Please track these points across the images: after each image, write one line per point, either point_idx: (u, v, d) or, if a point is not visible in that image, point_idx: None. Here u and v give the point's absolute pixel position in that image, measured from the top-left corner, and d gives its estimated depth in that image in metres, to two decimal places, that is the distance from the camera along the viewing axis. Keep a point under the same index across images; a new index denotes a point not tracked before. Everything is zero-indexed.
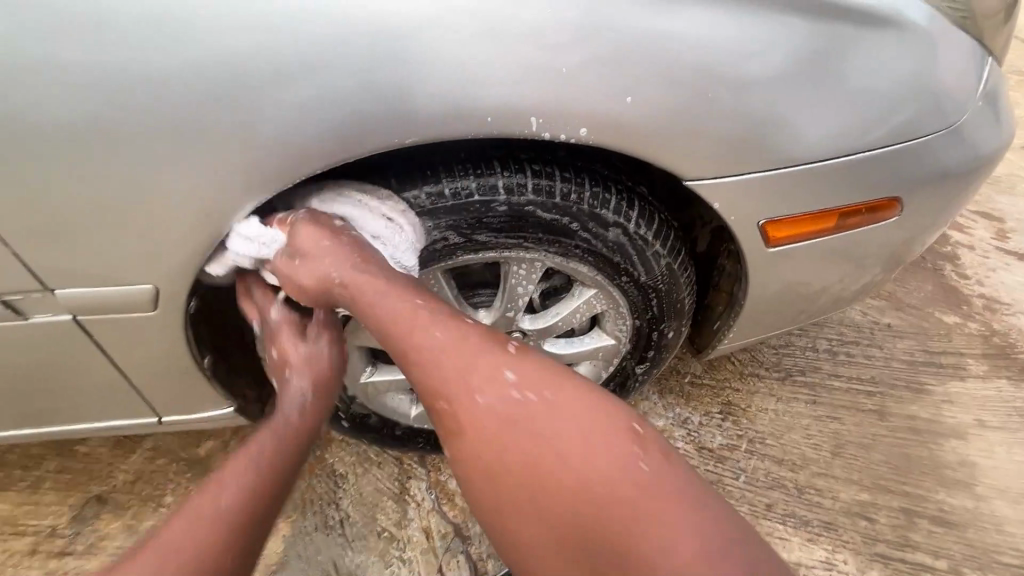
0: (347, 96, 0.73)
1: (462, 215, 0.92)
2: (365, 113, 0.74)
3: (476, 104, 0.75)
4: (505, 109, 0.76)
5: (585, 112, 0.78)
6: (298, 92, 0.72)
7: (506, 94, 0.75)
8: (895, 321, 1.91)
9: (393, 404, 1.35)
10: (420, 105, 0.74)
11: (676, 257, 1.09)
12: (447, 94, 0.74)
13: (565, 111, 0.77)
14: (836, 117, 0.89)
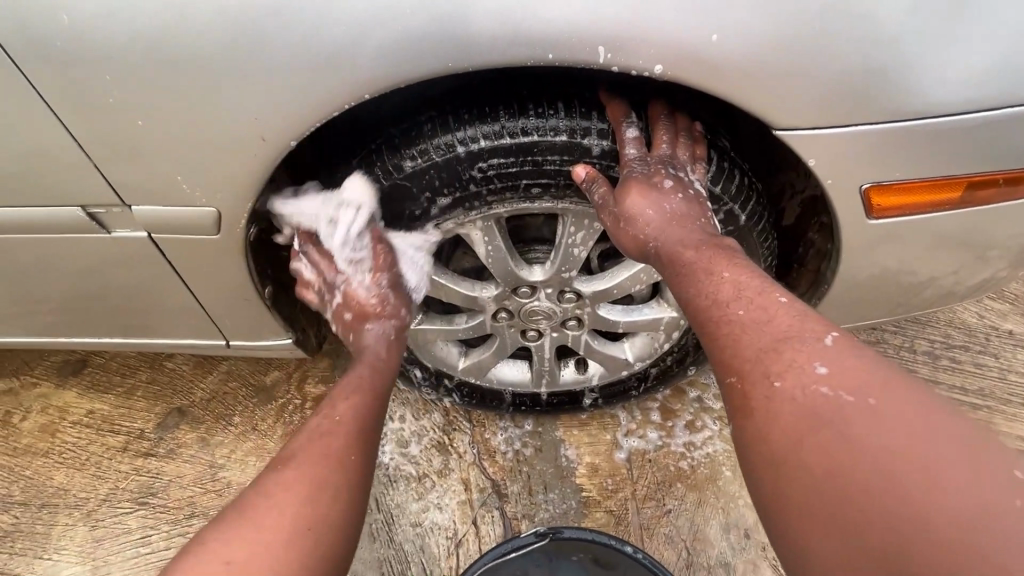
0: (403, 18, 0.69)
1: (519, 160, 0.85)
2: (422, 38, 0.70)
3: (539, 28, 0.69)
4: (570, 37, 0.69)
5: (661, 42, 0.69)
6: (354, 14, 0.69)
7: (573, 18, 0.68)
8: (1019, 328, 1.64)
9: (443, 355, 1.35)
10: (478, 29, 0.69)
11: (756, 224, 0.97)
12: (510, 17, 0.68)
13: (638, 41, 0.69)
14: (981, 60, 0.72)
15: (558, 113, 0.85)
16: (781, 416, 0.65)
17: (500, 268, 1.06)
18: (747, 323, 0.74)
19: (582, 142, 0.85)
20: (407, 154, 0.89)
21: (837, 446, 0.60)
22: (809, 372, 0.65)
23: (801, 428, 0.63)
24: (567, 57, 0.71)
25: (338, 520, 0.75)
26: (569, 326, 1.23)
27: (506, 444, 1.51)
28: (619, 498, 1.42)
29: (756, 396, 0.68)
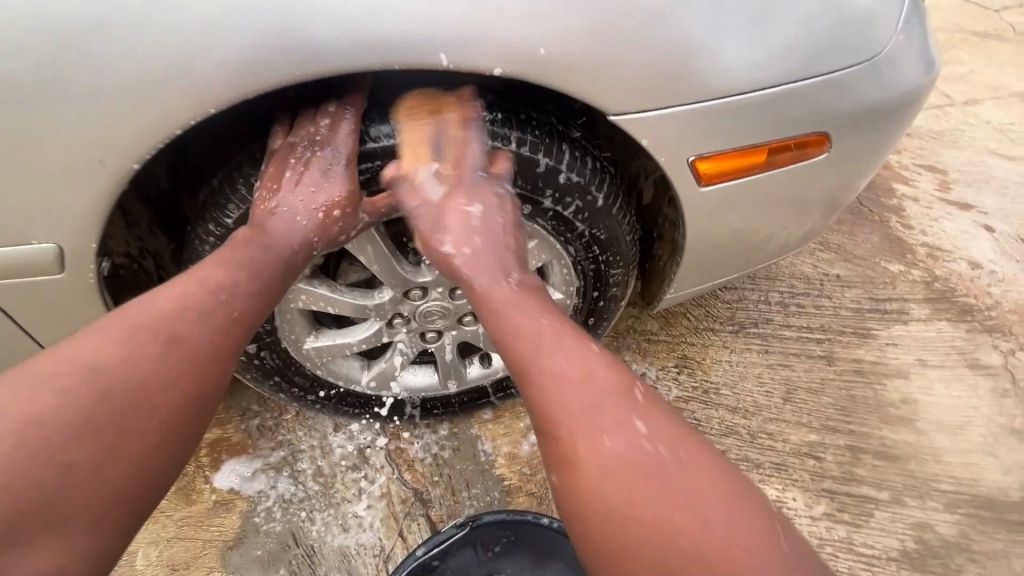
0: (251, 31, 0.74)
1: (377, 158, 0.93)
2: (270, 48, 0.75)
3: (376, 32, 0.75)
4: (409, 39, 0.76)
5: (495, 40, 0.77)
6: (201, 28, 0.74)
7: (406, 21, 0.75)
8: (844, 271, 1.96)
9: (344, 372, 1.33)
10: (316, 35, 0.75)
11: (613, 204, 1.08)
12: (350, 24, 0.75)
13: (474, 42, 0.77)
14: (755, 46, 0.89)
15: (417, 116, 0.91)
16: (608, 462, 0.71)
17: (385, 273, 1.10)
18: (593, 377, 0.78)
19: (443, 142, 0.92)
20: (273, 162, 0.94)
21: (641, 466, 0.70)
22: (632, 430, 0.73)
23: (633, 473, 0.70)
24: (411, 58, 0.77)
25: (108, 411, 0.73)
26: (467, 322, 1.27)
27: (424, 451, 1.51)
28: (538, 479, 1.48)
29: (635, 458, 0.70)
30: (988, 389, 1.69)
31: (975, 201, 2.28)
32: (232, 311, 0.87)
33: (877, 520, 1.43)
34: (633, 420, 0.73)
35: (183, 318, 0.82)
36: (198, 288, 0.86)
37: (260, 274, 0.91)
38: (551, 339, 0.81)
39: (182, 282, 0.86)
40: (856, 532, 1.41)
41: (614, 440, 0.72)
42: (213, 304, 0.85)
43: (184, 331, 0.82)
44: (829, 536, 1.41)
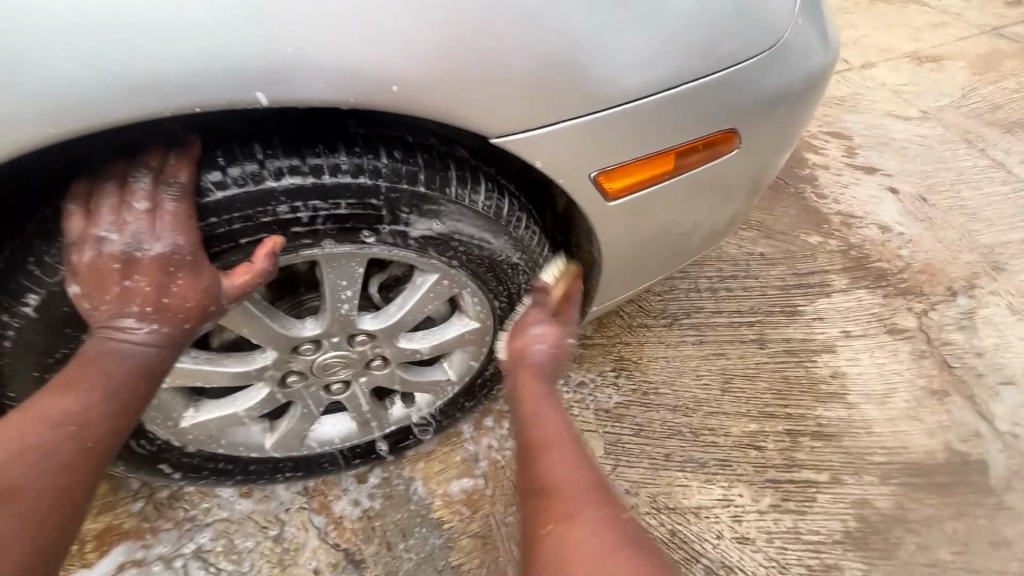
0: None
1: (230, 218, 0.75)
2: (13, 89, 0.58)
3: (166, 66, 0.60)
4: (215, 71, 0.61)
5: (327, 65, 0.63)
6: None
7: (205, 49, 0.60)
8: (767, 249, 1.96)
9: (239, 439, 1.15)
10: (83, 75, 0.58)
11: (517, 226, 0.96)
12: (117, 58, 0.58)
13: (300, 69, 0.63)
14: (646, 46, 0.79)
15: (257, 156, 0.74)
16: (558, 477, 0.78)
17: (262, 334, 0.94)
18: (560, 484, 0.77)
19: (294, 186, 0.75)
20: (69, 244, 0.71)
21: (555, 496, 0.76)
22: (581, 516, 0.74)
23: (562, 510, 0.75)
24: (220, 97, 0.63)
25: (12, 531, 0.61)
26: (375, 366, 1.12)
27: (352, 505, 1.37)
28: (481, 516, 1.38)
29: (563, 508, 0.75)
30: (907, 352, 1.74)
31: (879, 163, 2.35)
32: (88, 442, 0.70)
33: (820, 503, 1.44)
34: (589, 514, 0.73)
35: (24, 466, 0.65)
36: (45, 426, 0.68)
37: (130, 394, 0.75)
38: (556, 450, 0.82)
39: (14, 422, 0.68)
40: (802, 520, 1.42)
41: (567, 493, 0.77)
42: (58, 443, 0.68)
43: (24, 481, 0.64)
44: (776, 528, 1.40)
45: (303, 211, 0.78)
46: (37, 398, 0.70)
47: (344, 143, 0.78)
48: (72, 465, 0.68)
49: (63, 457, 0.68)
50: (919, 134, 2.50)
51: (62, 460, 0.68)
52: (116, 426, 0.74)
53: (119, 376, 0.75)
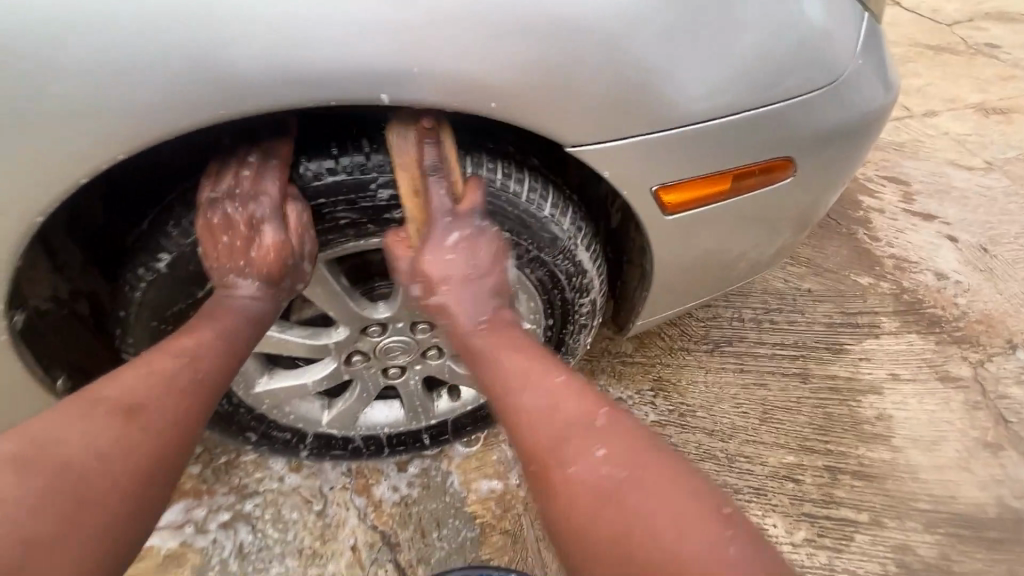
0: (175, 50, 0.67)
1: (334, 200, 0.87)
2: (192, 74, 0.69)
3: (308, 66, 0.70)
4: (344, 74, 0.71)
5: (436, 75, 0.73)
6: (122, 56, 0.67)
7: (340, 55, 0.70)
8: (815, 286, 1.96)
9: (300, 412, 1.24)
10: (244, 71, 0.69)
11: (576, 234, 1.04)
12: (273, 58, 0.69)
13: (413, 75, 0.73)
14: (713, 74, 0.86)
15: (362, 149, 0.86)
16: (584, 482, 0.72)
17: (340, 311, 1.04)
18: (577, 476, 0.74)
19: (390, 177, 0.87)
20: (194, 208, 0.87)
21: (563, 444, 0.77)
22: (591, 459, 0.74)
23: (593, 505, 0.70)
24: (348, 96, 0.73)
25: (131, 441, 0.73)
26: (431, 355, 1.20)
27: (392, 491, 1.44)
28: (513, 515, 1.42)
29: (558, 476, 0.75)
30: (960, 402, 1.69)
31: (938, 211, 2.32)
32: (197, 376, 0.83)
33: (857, 543, 1.41)
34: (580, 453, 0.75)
35: (148, 388, 0.79)
36: (166, 369, 0.82)
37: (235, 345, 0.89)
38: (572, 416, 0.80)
39: (149, 353, 0.83)
40: (838, 558, 1.39)
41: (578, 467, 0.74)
42: (176, 373, 0.82)
43: (146, 401, 0.77)
44: (809, 563, 1.38)
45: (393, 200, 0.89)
46: (162, 347, 0.84)
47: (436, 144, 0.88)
48: (185, 390, 0.81)
49: (176, 382, 0.81)
50: (983, 184, 2.45)
51: (179, 384, 0.81)
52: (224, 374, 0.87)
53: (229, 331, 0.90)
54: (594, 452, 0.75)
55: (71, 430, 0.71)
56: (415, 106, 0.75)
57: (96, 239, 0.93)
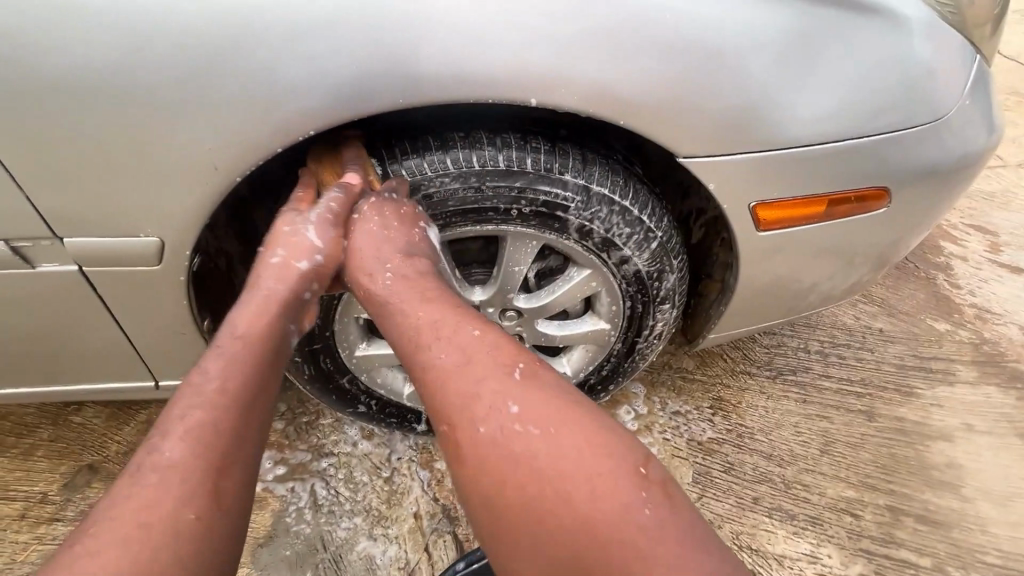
0: (366, 43, 0.77)
1: (463, 185, 0.95)
2: (386, 65, 0.79)
3: (479, 65, 0.80)
4: (506, 74, 0.81)
5: (585, 81, 0.82)
6: (322, 44, 0.77)
7: (506, 57, 0.80)
8: (887, 326, 1.92)
9: (388, 382, 1.33)
10: (425, 66, 0.79)
11: (669, 241, 1.10)
12: (449, 57, 0.79)
13: (565, 80, 0.82)
14: (825, 101, 0.93)
15: (494, 143, 0.96)
16: (505, 465, 0.70)
17: None
18: (529, 452, 0.69)
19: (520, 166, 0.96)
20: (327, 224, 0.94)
21: (492, 416, 0.73)
22: (509, 419, 0.72)
23: (519, 486, 0.68)
24: (506, 95, 0.82)
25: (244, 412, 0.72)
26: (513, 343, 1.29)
27: (454, 468, 1.52)
28: None
29: (490, 453, 0.71)
30: None
31: None
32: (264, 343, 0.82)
33: None
34: (513, 433, 0.71)
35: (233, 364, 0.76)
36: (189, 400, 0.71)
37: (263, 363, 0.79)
38: (501, 415, 0.73)
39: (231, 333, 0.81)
40: None
41: (519, 440, 0.71)
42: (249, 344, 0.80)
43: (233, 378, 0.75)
44: None
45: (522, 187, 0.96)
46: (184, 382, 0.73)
47: (554, 147, 0.98)
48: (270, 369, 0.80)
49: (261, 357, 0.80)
50: None
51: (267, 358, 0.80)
52: (253, 391, 0.75)
53: (260, 345, 0.81)
54: (530, 428, 0.71)
55: (185, 415, 0.69)
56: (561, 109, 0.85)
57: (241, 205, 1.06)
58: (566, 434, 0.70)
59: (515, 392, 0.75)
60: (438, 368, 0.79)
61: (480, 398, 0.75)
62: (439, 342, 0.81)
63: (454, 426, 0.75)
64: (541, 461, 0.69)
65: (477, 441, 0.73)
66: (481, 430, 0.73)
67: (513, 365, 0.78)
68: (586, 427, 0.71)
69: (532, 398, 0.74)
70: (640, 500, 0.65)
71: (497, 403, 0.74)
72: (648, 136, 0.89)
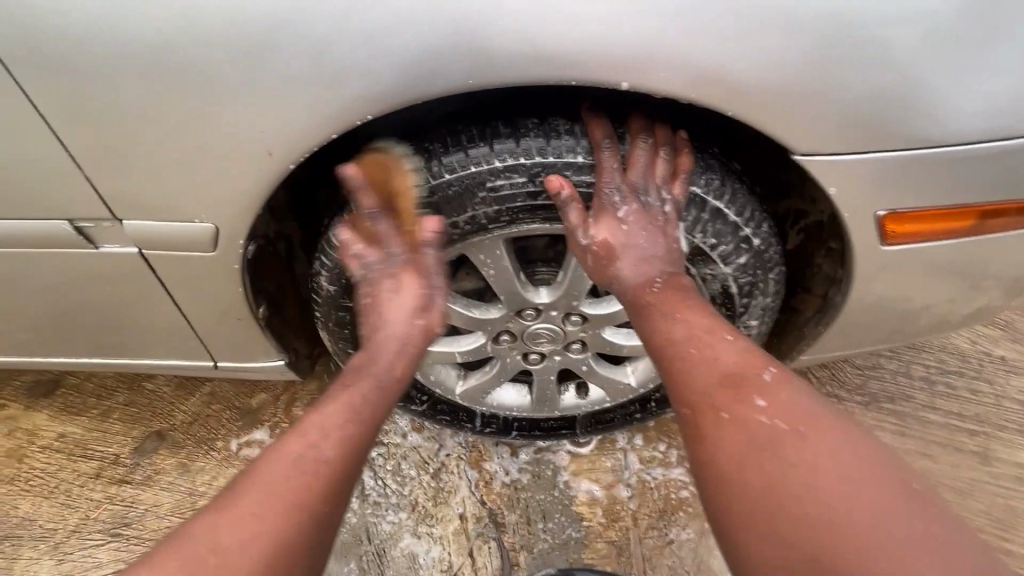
0: (436, 15, 0.68)
1: (535, 181, 0.85)
2: (453, 42, 0.69)
3: (564, 42, 0.69)
4: (597, 52, 0.69)
5: (691, 62, 0.69)
6: (387, 16, 0.68)
7: (598, 32, 0.68)
8: (1012, 354, 1.63)
9: (441, 379, 1.27)
10: (501, 41, 0.69)
11: (768, 249, 0.95)
12: (529, 31, 0.68)
13: (667, 60, 0.70)
14: (993, 86, 0.74)
15: (573, 132, 0.84)
16: (723, 440, 0.69)
17: (506, 290, 1.03)
18: (766, 434, 0.66)
19: (602, 164, 0.84)
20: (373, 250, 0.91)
21: (709, 385, 0.73)
22: (750, 402, 0.69)
23: (749, 457, 0.66)
24: (593, 78, 0.71)
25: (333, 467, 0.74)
26: (575, 349, 1.19)
27: (503, 471, 1.45)
28: (620, 527, 1.38)
29: (706, 418, 0.71)
30: None
31: None
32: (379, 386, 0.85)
33: None
34: (727, 403, 0.70)
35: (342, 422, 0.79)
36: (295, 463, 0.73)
37: (366, 411, 0.82)
38: (728, 394, 0.71)
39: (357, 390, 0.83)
40: None
41: (744, 411, 0.69)
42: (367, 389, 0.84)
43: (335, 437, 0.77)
44: None
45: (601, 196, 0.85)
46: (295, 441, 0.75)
47: (643, 140, 0.84)
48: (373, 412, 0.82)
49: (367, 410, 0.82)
50: None
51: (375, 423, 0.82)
52: (350, 447, 0.77)
53: (368, 397, 0.83)
54: (756, 400, 0.69)
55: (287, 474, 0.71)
56: (657, 94, 0.72)
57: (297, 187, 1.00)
58: (796, 416, 0.67)
59: (765, 386, 0.70)
60: (663, 339, 0.81)
61: (745, 387, 0.71)
62: (672, 321, 0.82)
63: (696, 412, 0.72)
64: (770, 436, 0.66)
65: (713, 422, 0.70)
66: (714, 414, 0.71)
67: (728, 335, 0.78)
68: (824, 426, 0.66)
69: (728, 356, 0.75)
70: (872, 487, 0.59)
71: (749, 399, 0.70)
72: (759, 128, 0.75)
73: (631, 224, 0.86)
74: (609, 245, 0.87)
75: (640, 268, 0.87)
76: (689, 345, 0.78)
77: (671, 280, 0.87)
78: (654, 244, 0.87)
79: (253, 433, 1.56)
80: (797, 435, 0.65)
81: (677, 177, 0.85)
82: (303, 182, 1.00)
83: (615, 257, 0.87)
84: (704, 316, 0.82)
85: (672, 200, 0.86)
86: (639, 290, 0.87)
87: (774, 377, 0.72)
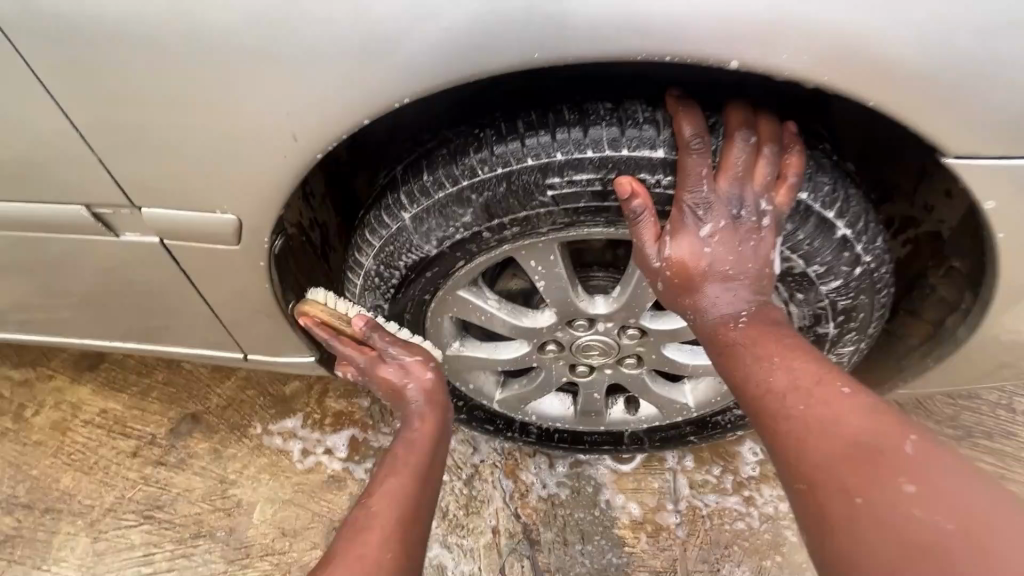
0: None
1: (603, 177, 0.72)
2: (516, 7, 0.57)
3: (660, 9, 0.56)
4: (701, 23, 0.56)
5: (819, 36, 0.55)
6: None
7: None
8: None
9: (479, 383, 1.15)
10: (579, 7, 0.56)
11: (880, 267, 0.79)
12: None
13: (791, 31, 0.56)
14: None
15: (653, 121, 0.71)
16: (866, 536, 0.53)
17: (558, 299, 0.91)
18: (926, 531, 0.51)
19: (690, 164, 0.69)
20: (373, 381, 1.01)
21: (831, 460, 0.59)
22: (891, 486, 0.54)
23: (896, 558, 0.51)
24: (691, 53, 0.58)
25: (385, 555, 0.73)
26: (629, 363, 1.06)
27: (541, 484, 1.35)
28: (665, 556, 1.26)
29: (832, 506, 0.57)
30: None
31: None
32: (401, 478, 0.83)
33: None
34: (858, 485, 0.56)
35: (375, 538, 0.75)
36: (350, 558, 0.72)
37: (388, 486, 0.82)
38: (854, 471, 0.57)
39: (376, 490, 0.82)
40: None
41: (880, 494, 0.54)
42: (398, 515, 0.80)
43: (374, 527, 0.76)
44: None
45: (681, 203, 0.71)
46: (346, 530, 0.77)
47: (744, 136, 0.69)
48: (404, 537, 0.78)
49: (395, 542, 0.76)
50: None
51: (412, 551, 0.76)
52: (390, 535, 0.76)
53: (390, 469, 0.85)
54: (900, 485, 0.54)
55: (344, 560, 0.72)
56: (771, 74, 0.58)
57: (337, 172, 0.92)
58: (959, 505, 0.51)
59: (909, 463, 0.55)
60: (763, 391, 0.67)
61: (881, 463, 0.56)
62: (772, 368, 0.68)
63: (816, 492, 0.59)
64: (927, 534, 0.51)
65: (840, 506, 0.56)
66: (843, 497, 0.56)
67: (846, 389, 0.63)
68: (1006, 516, 0.50)
69: (850, 418, 0.60)
70: None
71: (888, 481, 0.55)
72: (896, 121, 0.60)
73: (716, 243, 0.72)
74: (686, 268, 0.72)
75: (726, 297, 0.73)
76: (796, 403, 0.64)
77: (755, 312, 0.73)
78: (744, 269, 0.73)
79: (285, 422, 1.51)
80: (969, 536, 0.49)
81: (782, 183, 0.70)
82: (344, 167, 0.92)
83: (695, 283, 0.73)
84: (813, 362, 0.67)
85: (770, 212, 0.71)
86: (719, 325, 0.73)
87: (919, 450, 0.56)
